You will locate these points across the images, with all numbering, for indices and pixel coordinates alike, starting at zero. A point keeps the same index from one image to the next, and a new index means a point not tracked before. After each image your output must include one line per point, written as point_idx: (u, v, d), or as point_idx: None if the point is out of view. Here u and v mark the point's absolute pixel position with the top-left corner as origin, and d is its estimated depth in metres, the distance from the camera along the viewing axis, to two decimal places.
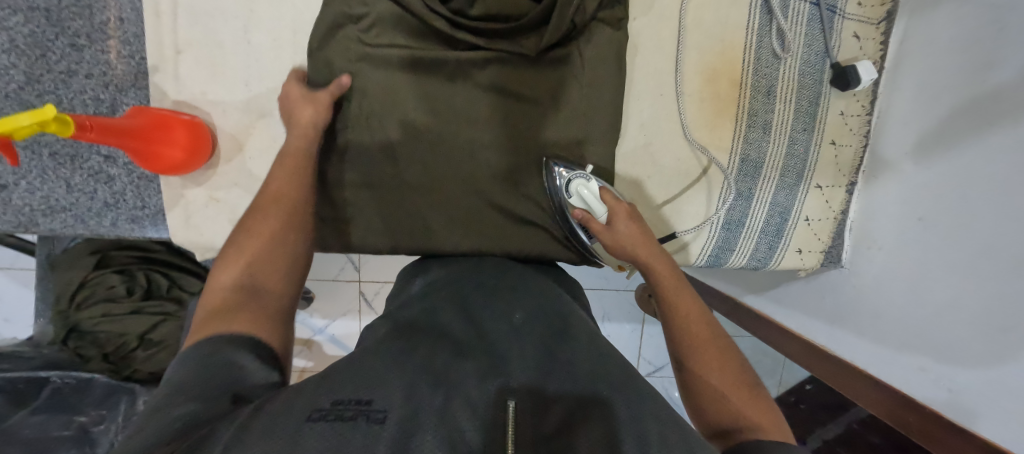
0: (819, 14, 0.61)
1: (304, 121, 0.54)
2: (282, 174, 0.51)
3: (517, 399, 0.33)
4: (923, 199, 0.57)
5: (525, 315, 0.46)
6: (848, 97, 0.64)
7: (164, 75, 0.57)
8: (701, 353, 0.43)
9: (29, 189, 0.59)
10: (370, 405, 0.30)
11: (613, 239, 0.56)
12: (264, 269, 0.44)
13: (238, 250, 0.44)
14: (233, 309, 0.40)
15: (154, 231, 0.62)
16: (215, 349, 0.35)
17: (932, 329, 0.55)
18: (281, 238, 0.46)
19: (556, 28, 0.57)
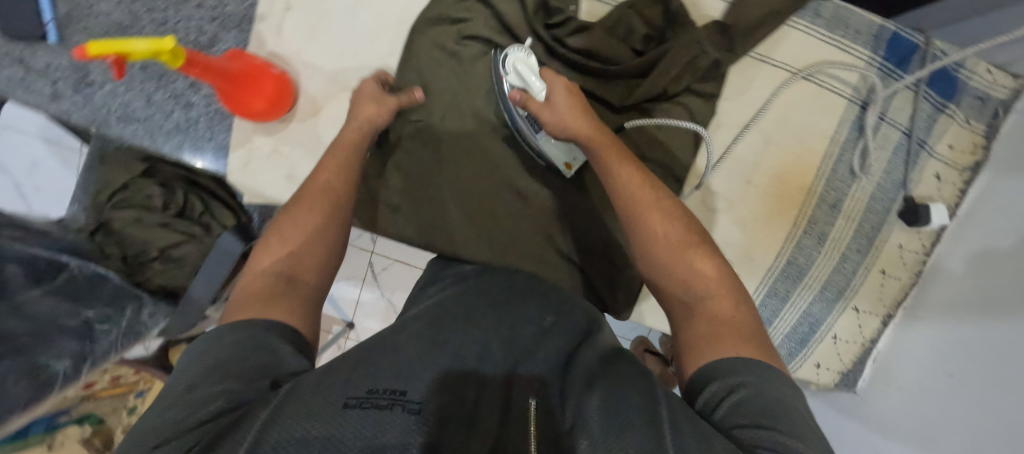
0: (908, 145, 0.60)
1: (354, 141, 0.52)
2: (332, 168, 0.50)
3: (538, 399, 0.33)
4: (954, 351, 0.57)
5: (556, 319, 0.46)
6: (912, 233, 0.63)
7: (267, 26, 0.59)
8: (654, 226, 0.43)
9: (112, 92, 0.61)
10: (403, 396, 0.31)
11: (556, 124, 0.49)
12: (305, 262, 0.43)
13: (280, 240, 0.44)
14: (271, 296, 0.39)
15: (212, 164, 0.63)
16: (251, 337, 0.35)
17: (941, 428, 0.54)
18: (324, 233, 0.46)
19: (650, 89, 0.56)
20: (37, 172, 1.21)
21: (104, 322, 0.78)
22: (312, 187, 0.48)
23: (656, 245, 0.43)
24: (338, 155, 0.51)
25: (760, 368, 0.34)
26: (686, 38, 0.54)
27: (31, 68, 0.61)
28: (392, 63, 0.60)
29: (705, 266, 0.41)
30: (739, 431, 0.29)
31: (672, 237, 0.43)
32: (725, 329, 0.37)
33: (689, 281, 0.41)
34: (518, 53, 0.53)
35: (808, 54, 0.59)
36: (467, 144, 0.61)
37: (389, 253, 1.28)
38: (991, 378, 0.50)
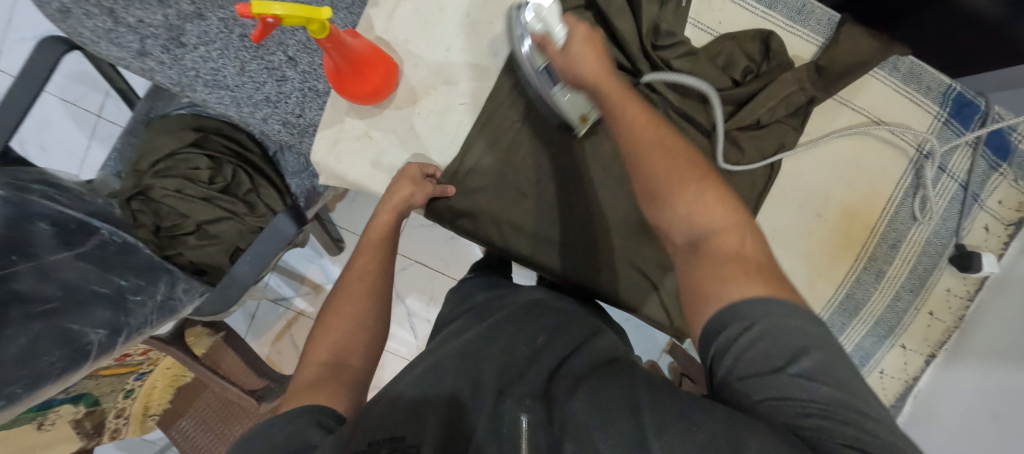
0: (963, 197, 0.65)
1: (387, 224, 0.57)
2: (369, 254, 0.56)
3: (529, 413, 0.40)
4: (999, 394, 0.60)
5: (547, 338, 0.51)
6: (959, 278, 0.67)
7: (380, 12, 0.59)
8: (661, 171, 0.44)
9: (204, 56, 0.60)
10: (402, 441, 0.36)
11: (568, 64, 0.51)
12: (348, 350, 0.49)
13: (325, 331, 0.50)
14: (320, 381, 0.44)
15: (297, 142, 0.61)
16: (292, 415, 0.39)
17: None
18: (362, 319, 0.51)
19: (748, 116, 0.59)
20: (48, 132, 1.15)
21: (137, 293, 0.72)
22: (357, 273, 0.54)
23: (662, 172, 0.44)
24: (372, 241, 0.56)
25: (777, 304, 0.36)
26: (788, 74, 0.58)
27: (121, 21, 0.59)
28: (496, 63, 0.61)
29: (710, 192, 0.42)
30: (768, 403, 0.33)
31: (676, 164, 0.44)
32: (735, 266, 0.39)
33: (687, 200, 0.43)
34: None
35: (883, 102, 0.64)
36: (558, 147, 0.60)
37: (411, 252, 1.27)
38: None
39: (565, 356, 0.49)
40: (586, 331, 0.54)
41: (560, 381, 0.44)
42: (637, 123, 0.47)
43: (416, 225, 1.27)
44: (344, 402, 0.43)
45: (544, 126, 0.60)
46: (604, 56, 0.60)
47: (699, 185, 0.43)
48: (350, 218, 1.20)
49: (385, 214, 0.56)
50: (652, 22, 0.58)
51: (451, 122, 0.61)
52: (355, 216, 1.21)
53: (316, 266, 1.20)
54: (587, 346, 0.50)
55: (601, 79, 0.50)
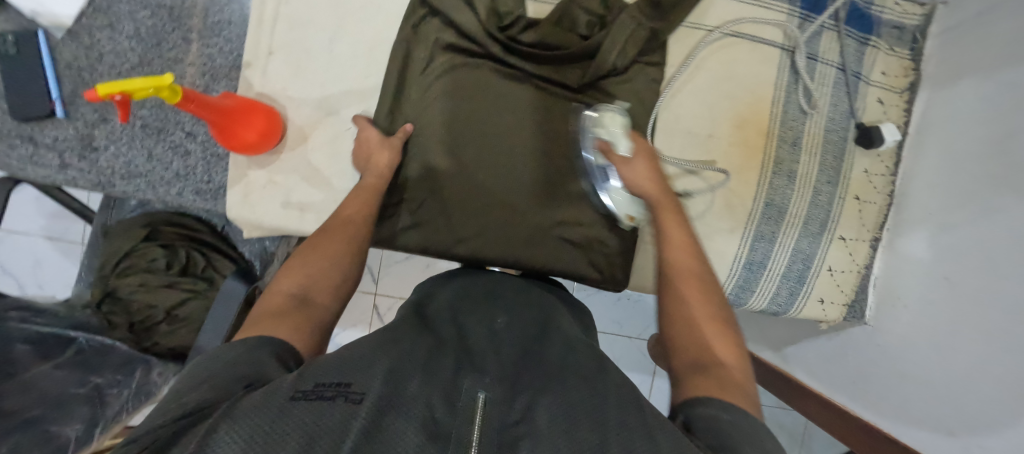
0: (845, 79, 0.66)
1: (373, 186, 0.59)
2: (355, 205, 0.56)
3: (487, 391, 0.38)
4: (944, 253, 0.59)
5: (506, 321, 0.52)
6: (873, 156, 0.67)
7: (254, 70, 0.65)
8: (681, 293, 0.47)
9: (116, 153, 0.66)
10: (349, 387, 0.34)
11: (631, 176, 0.57)
12: (319, 285, 0.47)
13: (299, 262, 0.49)
14: (284, 313, 0.43)
15: (213, 205, 0.67)
16: (249, 346, 0.38)
17: (947, 343, 0.57)
18: (341, 258, 0.50)
19: (601, 64, 0.63)
20: (42, 269, 1.25)
21: (113, 386, 0.77)
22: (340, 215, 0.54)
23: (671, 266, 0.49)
24: (361, 195, 0.57)
25: (746, 417, 0.35)
26: (625, 16, 0.61)
27: (41, 144, 0.66)
28: (369, 85, 0.66)
29: (717, 330, 0.44)
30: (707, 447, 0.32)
31: (677, 271, 0.49)
32: (717, 381, 0.39)
33: (693, 325, 0.44)
34: (610, 110, 0.63)
35: (732, 15, 0.66)
36: (441, 142, 0.65)
37: (392, 291, 1.30)
38: (991, 276, 0.53)
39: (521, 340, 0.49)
40: (542, 317, 0.54)
41: (530, 371, 0.43)
42: (677, 240, 0.51)
43: (391, 264, 1.31)
44: (306, 342, 0.42)
45: (424, 126, 0.64)
46: (459, 50, 0.65)
47: (711, 323, 0.44)
48: None
49: (372, 178, 0.58)
50: (489, 9, 0.63)
51: (343, 148, 0.66)
52: None
53: None
54: (550, 332, 0.51)
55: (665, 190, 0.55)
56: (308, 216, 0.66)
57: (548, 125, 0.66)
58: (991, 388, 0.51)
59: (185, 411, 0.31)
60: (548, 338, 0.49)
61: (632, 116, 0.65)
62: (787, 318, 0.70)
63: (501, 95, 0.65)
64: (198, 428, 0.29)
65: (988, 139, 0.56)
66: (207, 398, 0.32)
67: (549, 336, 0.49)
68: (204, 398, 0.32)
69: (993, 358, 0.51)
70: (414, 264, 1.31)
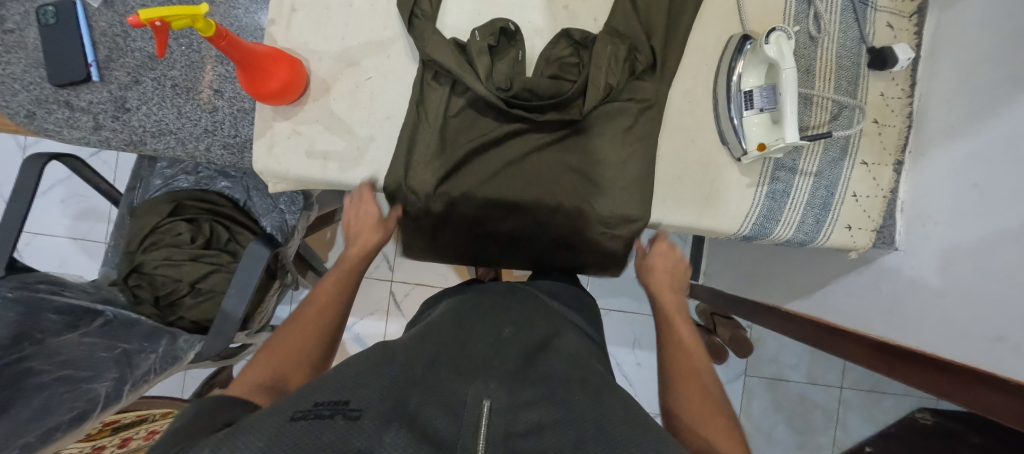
0: (852, 6, 0.67)
1: (351, 265, 0.67)
2: (329, 289, 0.63)
3: (490, 399, 0.40)
4: (971, 161, 0.59)
5: (512, 331, 0.54)
6: (887, 80, 0.68)
7: (278, 27, 0.68)
8: (684, 373, 0.55)
9: (147, 113, 0.69)
10: (346, 404, 0.37)
11: (650, 264, 0.71)
12: (285, 373, 0.51)
13: (268, 353, 0.53)
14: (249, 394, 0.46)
15: (240, 158, 0.69)
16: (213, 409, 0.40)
17: (985, 249, 0.56)
18: (308, 343, 0.55)
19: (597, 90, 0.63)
20: (69, 266, 1.27)
21: (142, 351, 0.76)
22: (323, 297, 0.61)
23: (683, 350, 0.58)
24: (334, 280, 0.64)
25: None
26: (600, 44, 0.63)
27: (76, 108, 0.69)
28: (387, 36, 0.68)
29: (712, 419, 0.49)
30: None
31: (688, 361, 0.56)
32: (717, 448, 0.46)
33: (697, 413, 0.50)
34: (784, 28, 0.58)
35: None
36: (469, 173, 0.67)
37: (408, 278, 1.31)
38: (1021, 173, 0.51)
39: (534, 347, 0.51)
40: (548, 332, 0.56)
41: (531, 366, 0.47)
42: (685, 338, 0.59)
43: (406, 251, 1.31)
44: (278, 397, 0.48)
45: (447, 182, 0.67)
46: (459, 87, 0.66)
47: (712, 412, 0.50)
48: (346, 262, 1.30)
49: (354, 255, 0.68)
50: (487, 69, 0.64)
51: (365, 98, 0.68)
52: None
53: None
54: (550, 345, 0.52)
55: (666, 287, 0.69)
56: (333, 165, 0.67)
57: (529, 184, 0.68)
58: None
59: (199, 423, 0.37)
60: (544, 356, 0.49)
61: (626, 151, 0.67)
62: (815, 248, 0.69)
63: (508, 143, 0.68)
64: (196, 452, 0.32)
65: (1003, 42, 0.56)
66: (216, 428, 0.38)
67: (548, 353, 0.50)
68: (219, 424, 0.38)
69: None
70: None
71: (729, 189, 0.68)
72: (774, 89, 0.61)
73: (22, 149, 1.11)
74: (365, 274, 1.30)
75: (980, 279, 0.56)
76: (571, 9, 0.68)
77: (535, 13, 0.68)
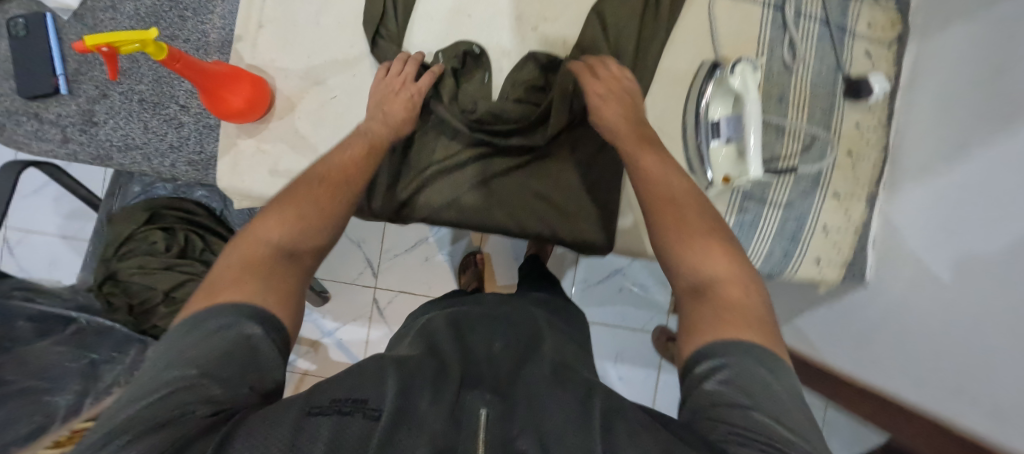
0: (831, 33, 0.65)
1: (367, 146, 0.57)
2: (344, 160, 0.55)
3: (488, 407, 0.36)
4: (942, 200, 0.57)
5: (504, 344, 0.49)
6: (865, 110, 0.65)
7: (244, 44, 0.67)
8: (659, 223, 0.48)
9: (114, 127, 0.69)
10: (365, 402, 0.34)
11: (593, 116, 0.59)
12: (300, 245, 0.46)
13: (276, 213, 0.47)
14: (262, 271, 0.42)
15: (205, 175, 0.69)
16: (217, 315, 0.37)
17: (955, 293, 0.54)
18: (321, 221, 0.49)
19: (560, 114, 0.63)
20: (61, 266, 1.29)
21: (108, 362, 0.78)
22: (321, 181, 0.52)
23: (685, 249, 0.45)
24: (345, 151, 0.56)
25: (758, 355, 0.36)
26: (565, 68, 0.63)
27: (45, 120, 0.69)
28: (354, 55, 0.67)
29: (726, 283, 0.43)
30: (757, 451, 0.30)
31: (667, 196, 0.50)
32: (737, 315, 0.40)
33: (685, 260, 0.45)
34: (748, 61, 0.58)
35: None
36: (434, 195, 0.67)
37: (392, 285, 1.30)
38: (993, 212, 0.50)
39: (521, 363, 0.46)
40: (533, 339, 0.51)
41: (529, 378, 0.42)
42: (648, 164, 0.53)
43: (390, 258, 1.31)
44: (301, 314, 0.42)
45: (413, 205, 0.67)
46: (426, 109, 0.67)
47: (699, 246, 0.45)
48: (330, 268, 1.30)
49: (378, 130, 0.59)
50: (450, 94, 0.64)
51: (330, 117, 0.68)
52: (332, 266, 1.30)
53: (309, 323, 1.30)
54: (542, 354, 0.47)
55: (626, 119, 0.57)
56: None
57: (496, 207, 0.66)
58: (991, 333, 0.49)
59: (176, 390, 0.32)
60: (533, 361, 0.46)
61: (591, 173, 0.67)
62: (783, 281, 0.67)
63: (473, 164, 0.67)
64: (213, 435, 0.29)
65: (984, 79, 0.54)
66: (221, 396, 0.33)
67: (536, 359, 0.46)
68: (218, 390, 0.33)
69: (1002, 297, 0.48)
70: (413, 258, 1.31)
71: None
72: (740, 119, 0.60)
73: (15, 149, 1.12)
74: (349, 280, 1.30)
75: (953, 311, 0.54)
76: (540, 30, 0.67)
77: (503, 33, 0.67)
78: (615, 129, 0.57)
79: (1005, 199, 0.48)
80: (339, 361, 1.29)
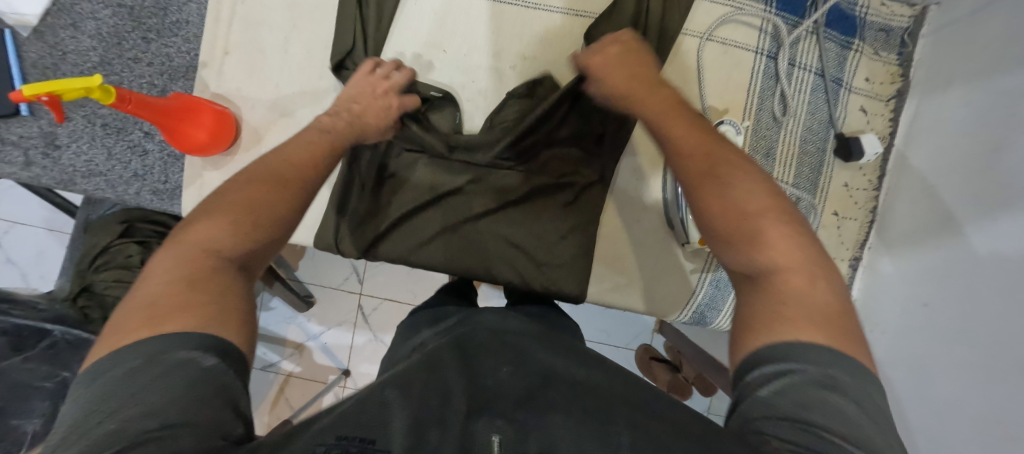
0: (825, 85, 0.61)
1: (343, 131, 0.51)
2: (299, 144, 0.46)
3: (502, 433, 0.30)
4: (924, 277, 0.55)
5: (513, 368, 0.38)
6: (854, 170, 0.63)
7: (210, 71, 0.65)
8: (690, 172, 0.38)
9: (77, 152, 0.67)
10: (371, 444, 0.27)
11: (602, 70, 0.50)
12: (244, 247, 0.36)
13: (205, 215, 0.37)
14: (201, 288, 0.32)
15: (169, 205, 0.67)
16: (152, 355, 0.28)
17: (924, 377, 0.51)
18: (269, 209, 0.39)
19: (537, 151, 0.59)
20: (44, 259, 1.15)
21: None
22: (256, 179, 0.40)
23: (723, 216, 0.35)
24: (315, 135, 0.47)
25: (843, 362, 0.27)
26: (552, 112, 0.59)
27: (6, 141, 0.67)
28: (323, 86, 0.64)
29: (785, 260, 0.32)
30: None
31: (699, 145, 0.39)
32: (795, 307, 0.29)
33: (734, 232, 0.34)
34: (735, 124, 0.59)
35: (711, 17, 0.61)
36: (405, 234, 0.64)
37: (377, 291, 1.30)
38: (973, 301, 0.47)
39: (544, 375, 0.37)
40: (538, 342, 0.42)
41: (551, 398, 0.34)
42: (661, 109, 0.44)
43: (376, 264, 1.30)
44: (259, 330, 0.34)
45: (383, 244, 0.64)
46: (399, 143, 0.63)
47: (756, 217, 0.34)
48: (315, 272, 1.30)
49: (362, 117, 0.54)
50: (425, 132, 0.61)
51: None
52: (319, 270, 1.30)
53: (293, 326, 1.30)
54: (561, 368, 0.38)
55: (649, 92, 0.46)
56: None
57: (468, 249, 0.64)
58: (962, 429, 0.45)
59: (143, 442, 0.23)
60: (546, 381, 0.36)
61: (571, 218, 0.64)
62: None
63: (447, 204, 0.64)
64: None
65: (977, 154, 0.50)
66: (197, 442, 0.24)
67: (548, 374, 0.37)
68: (190, 439, 0.24)
69: (970, 392, 0.45)
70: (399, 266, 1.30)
71: (672, 273, 0.65)
72: None
73: None
74: (334, 285, 1.30)
75: (920, 391, 0.52)
76: (518, 69, 0.64)
77: (480, 70, 0.64)
78: (638, 99, 0.46)
79: (994, 291, 0.45)
80: (323, 365, 1.30)
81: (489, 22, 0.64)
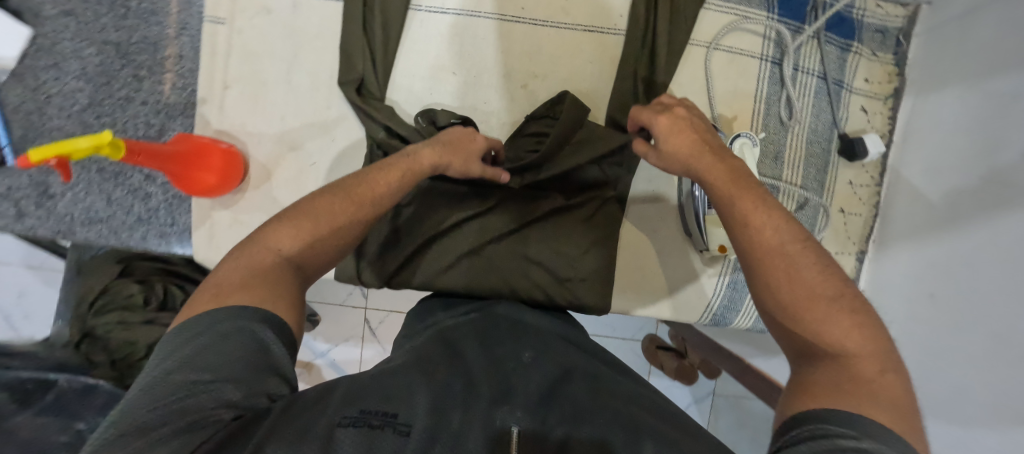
0: (827, 88, 0.63)
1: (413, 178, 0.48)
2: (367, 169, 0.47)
3: (519, 422, 0.31)
4: (928, 269, 0.58)
5: (534, 353, 0.42)
6: (857, 168, 0.66)
7: (210, 107, 0.62)
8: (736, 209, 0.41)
9: (73, 199, 0.64)
10: (394, 416, 0.30)
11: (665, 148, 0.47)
12: (310, 243, 0.40)
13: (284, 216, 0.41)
14: (267, 278, 0.36)
15: (179, 247, 0.65)
16: (213, 326, 0.32)
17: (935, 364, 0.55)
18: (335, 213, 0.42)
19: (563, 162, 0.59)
20: (27, 298, 1.03)
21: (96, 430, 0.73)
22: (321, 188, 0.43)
23: (769, 273, 0.37)
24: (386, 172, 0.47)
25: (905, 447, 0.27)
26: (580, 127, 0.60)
27: None
28: (331, 116, 0.63)
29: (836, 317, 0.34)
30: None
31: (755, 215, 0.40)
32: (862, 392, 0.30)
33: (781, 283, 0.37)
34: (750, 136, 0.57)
35: (716, 27, 0.62)
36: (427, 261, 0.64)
37: (383, 304, 1.29)
38: (979, 294, 0.50)
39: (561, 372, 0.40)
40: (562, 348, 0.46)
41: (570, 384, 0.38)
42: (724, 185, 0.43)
43: None
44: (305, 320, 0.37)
45: (405, 272, 0.63)
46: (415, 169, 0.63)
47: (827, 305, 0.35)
48: (318, 289, 1.28)
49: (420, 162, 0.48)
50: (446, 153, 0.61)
51: (309, 183, 0.63)
52: (320, 287, 1.27)
53: (299, 345, 1.28)
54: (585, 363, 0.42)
55: (715, 164, 0.45)
56: None
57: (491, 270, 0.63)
58: (972, 415, 0.49)
59: (196, 395, 0.29)
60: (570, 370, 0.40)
61: (593, 232, 0.65)
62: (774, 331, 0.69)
63: (468, 226, 0.64)
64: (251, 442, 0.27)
65: (974, 152, 0.53)
66: (244, 395, 0.30)
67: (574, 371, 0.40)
68: (237, 392, 0.30)
69: (980, 379, 0.49)
70: None
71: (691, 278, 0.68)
72: None
73: None
74: (337, 302, 1.28)
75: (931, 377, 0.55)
76: (530, 88, 0.64)
77: (491, 91, 0.63)
78: (702, 173, 0.44)
79: (999, 284, 0.48)
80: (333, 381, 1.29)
81: (497, 42, 0.63)
